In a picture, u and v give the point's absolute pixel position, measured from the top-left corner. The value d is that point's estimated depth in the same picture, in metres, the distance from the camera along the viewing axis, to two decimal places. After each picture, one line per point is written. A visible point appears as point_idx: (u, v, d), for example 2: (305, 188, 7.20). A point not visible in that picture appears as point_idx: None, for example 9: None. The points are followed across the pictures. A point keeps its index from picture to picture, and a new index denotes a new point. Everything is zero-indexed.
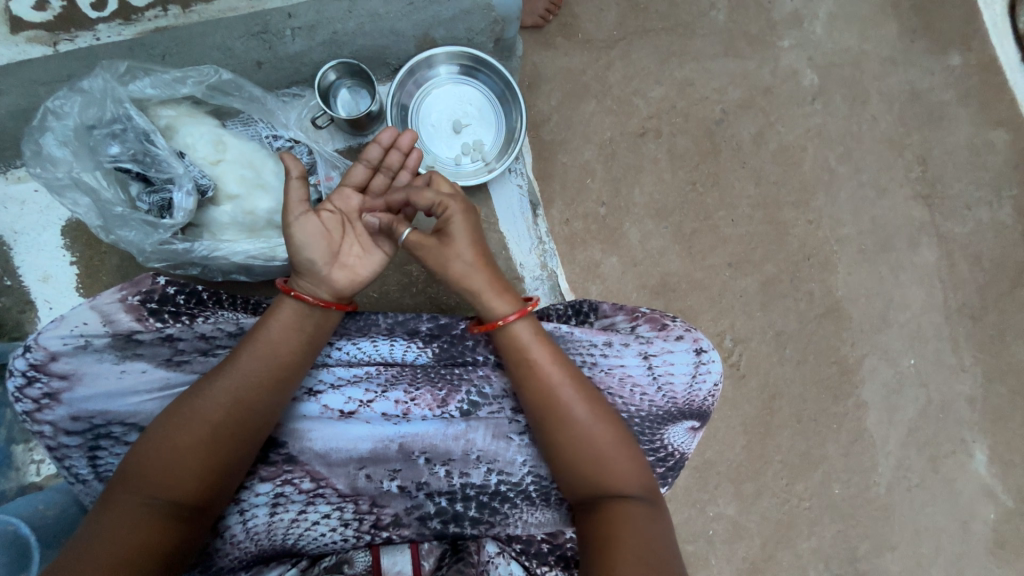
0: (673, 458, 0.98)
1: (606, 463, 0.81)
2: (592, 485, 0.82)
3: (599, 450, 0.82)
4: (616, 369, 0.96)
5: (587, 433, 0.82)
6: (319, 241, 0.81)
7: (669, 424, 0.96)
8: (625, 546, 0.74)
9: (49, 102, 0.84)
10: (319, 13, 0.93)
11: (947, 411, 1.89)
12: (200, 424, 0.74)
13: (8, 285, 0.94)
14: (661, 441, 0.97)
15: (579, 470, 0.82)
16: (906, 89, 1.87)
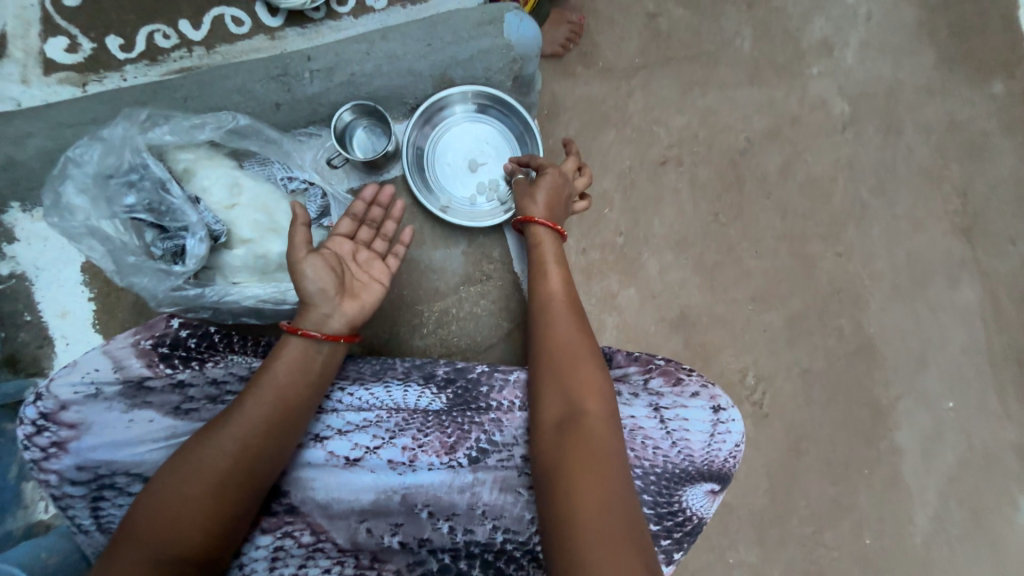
0: (689, 525, 0.88)
1: (579, 386, 0.82)
2: (567, 405, 0.81)
3: (581, 376, 0.83)
4: (627, 422, 0.91)
5: (573, 356, 0.86)
6: (326, 276, 0.83)
7: (685, 485, 0.88)
8: (587, 471, 0.72)
9: (71, 151, 0.85)
10: (337, 57, 0.96)
11: (991, 461, 1.76)
12: (204, 475, 0.71)
13: (27, 320, 0.95)
14: (676, 503, 0.89)
15: (556, 389, 0.83)
16: (944, 118, 1.79)
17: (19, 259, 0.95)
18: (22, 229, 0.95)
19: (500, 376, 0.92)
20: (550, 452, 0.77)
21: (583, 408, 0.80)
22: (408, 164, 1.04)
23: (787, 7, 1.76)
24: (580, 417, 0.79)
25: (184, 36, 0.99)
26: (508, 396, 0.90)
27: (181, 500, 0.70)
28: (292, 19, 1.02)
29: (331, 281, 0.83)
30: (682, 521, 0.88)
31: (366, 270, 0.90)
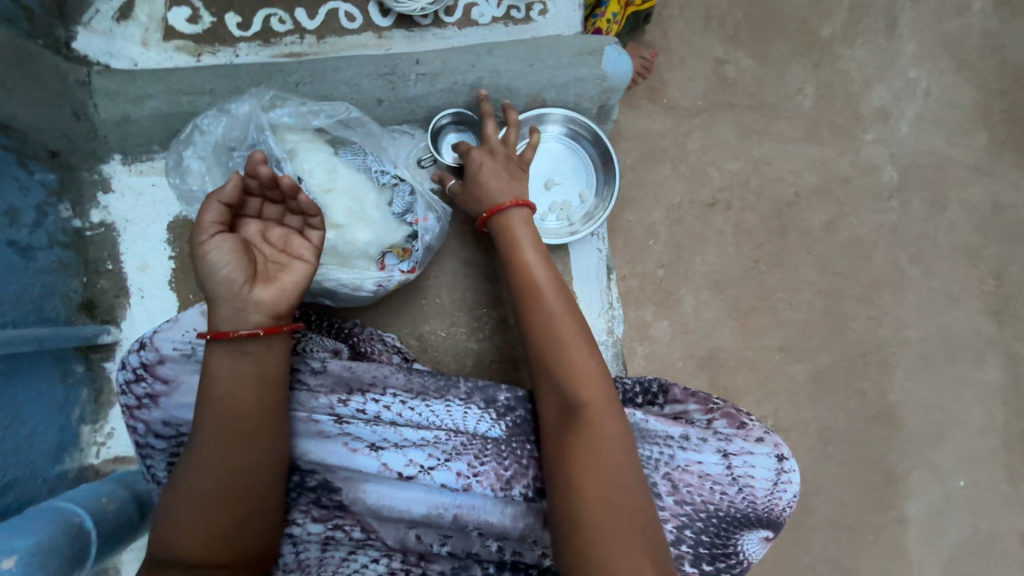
0: (744, 568, 0.89)
1: (577, 381, 0.81)
2: (566, 401, 0.80)
3: (580, 369, 0.82)
4: (694, 467, 0.91)
5: (573, 349, 0.84)
6: (235, 264, 0.77)
7: (746, 530, 0.89)
8: (587, 467, 0.73)
9: (200, 120, 0.93)
10: (444, 64, 1.01)
11: (995, 545, 1.75)
12: (220, 473, 0.74)
13: (110, 268, 1.02)
14: (734, 547, 0.89)
15: (556, 386, 0.82)
16: (989, 200, 1.82)
17: (111, 210, 1.03)
18: (118, 182, 1.03)
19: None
20: (554, 450, 0.78)
21: (581, 401, 0.79)
22: None
23: (851, 71, 1.79)
24: (581, 413, 0.78)
25: (299, 23, 1.05)
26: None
27: (203, 491, 0.73)
28: (401, 21, 1.08)
29: (242, 270, 0.78)
30: (737, 566, 0.89)
31: (282, 248, 0.83)
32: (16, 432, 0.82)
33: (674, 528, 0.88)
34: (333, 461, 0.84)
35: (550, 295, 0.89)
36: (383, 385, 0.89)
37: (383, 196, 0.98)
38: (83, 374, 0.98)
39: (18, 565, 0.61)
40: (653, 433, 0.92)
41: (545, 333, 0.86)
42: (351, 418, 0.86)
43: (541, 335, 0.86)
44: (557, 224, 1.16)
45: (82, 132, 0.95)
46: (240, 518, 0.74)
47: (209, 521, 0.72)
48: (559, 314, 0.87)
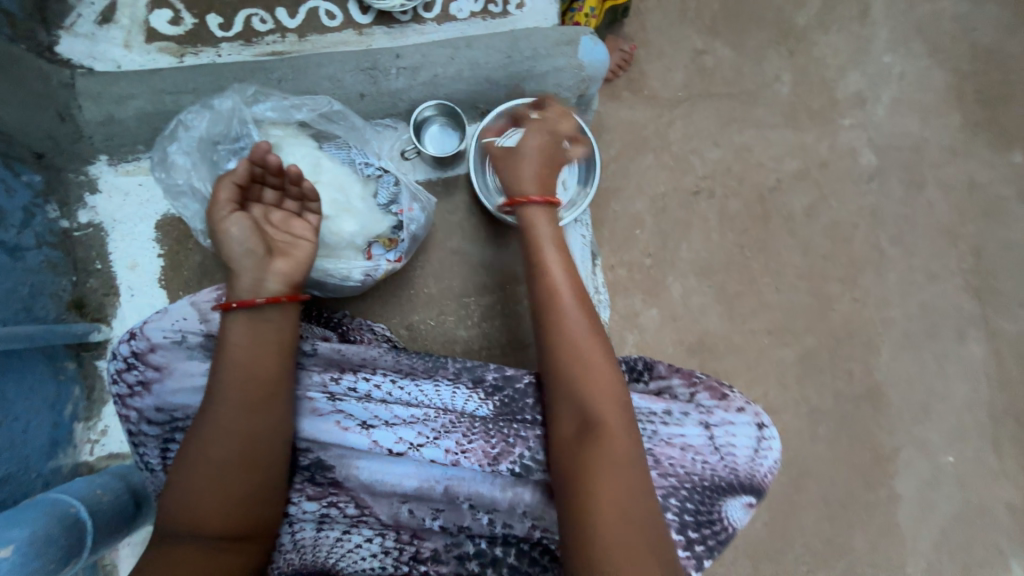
0: (728, 535, 0.92)
1: (597, 401, 0.84)
2: (583, 421, 0.83)
3: (602, 388, 0.84)
4: (678, 438, 0.96)
5: (594, 370, 0.86)
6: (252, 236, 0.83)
7: (728, 496, 0.93)
8: (602, 488, 0.76)
9: (184, 115, 0.95)
10: (424, 57, 1.05)
11: (985, 517, 1.79)
12: (234, 438, 0.76)
13: (99, 268, 1.03)
14: (718, 514, 0.92)
15: (575, 404, 0.84)
16: (965, 180, 1.87)
17: (99, 210, 1.04)
18: (105, 181, 1.04)
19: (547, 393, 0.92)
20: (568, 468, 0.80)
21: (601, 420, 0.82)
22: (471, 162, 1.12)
23: (826, 58, 1.83)
24: (598, 434, 0.81)
25: (280, 22, 1.07)
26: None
27: (219, 457, 0.76)
28: (382, 18, 1.10)
29: (257, 242, 0.83)
30: (722, 532, 0.91)
31: (287, 229, 0.87)
32: (11, 426, 0.85)
33: (660, 497, 0.92)
34: (325, 438, 0.86)
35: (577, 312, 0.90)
36: (374, 366, 0.93)
37: (368, 188, 1.00)
38: (75, 371, 0.99)
39: (15, 554, 0.63)
40: (638, 409, 0.98)
41: (567, 350, 0.87)
42: (342, 395, 0.89)
43: (564, 354, 0.87)
44: None
45: (69, 133, 0.97)
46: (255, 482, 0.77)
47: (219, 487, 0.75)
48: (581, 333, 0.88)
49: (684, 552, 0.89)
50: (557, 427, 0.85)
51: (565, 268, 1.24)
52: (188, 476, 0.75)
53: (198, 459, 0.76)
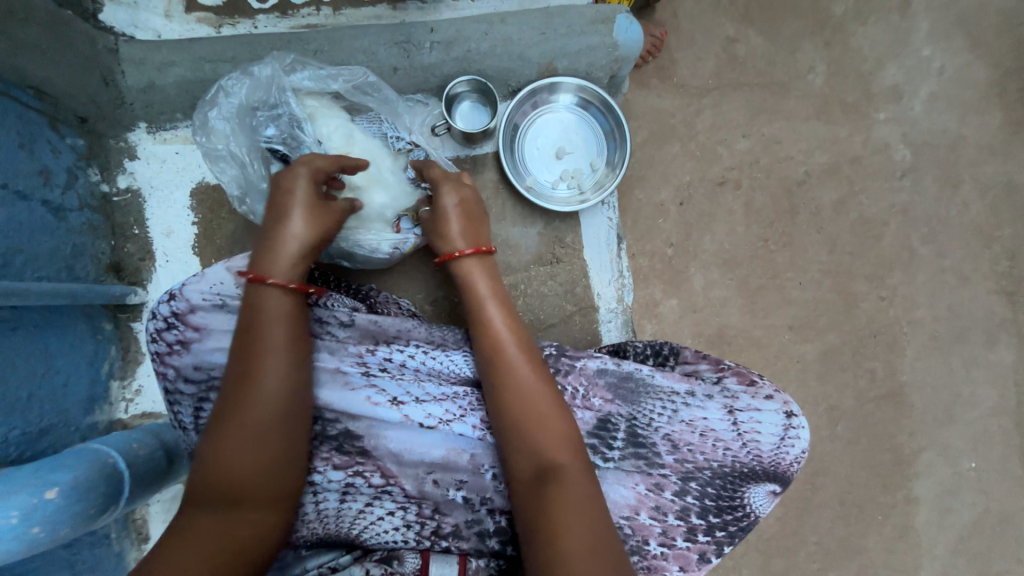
0: (750, 521, 0.92)
1: (551, 440, 0.81)
2: (538, 460, 0.81)
3: (549, 424, 0.82)
4: (700, 422, 0.93)
5: (538, 408, 0.83)
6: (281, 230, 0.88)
7: (750, 482, 0.92)
8: (572, 520, 0.74)
9: (224, 81, 0.97)
10: (458, 32, 1.05)
11: (1006, 526, 1.75)
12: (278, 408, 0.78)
13: (137, 233, 1.07)
14: (740, 499, 0.92)
15: (528, 445, 0.82)
16: (1003, 179, 1.80)
17: (137, 176, 1.08)
18: (143, 149, 1.08)
19: (567, 362, 0.95)
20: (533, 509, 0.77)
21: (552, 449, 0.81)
22: (501, 139, 1.13)
23: (863, 49, 1.78)
24: (557, 473, 0.79)
25: None
26: (572, 381, 0.94)
27: (265, 419, 0.77)
28: None
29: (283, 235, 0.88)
30: (743, 518, 0.92)
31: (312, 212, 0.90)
32: (52, 380, 0.88)
33: (680, 482, 0.91)
34: (355, 410, 0.87)
35: (514, 347, 0.88)
36: (407, 338, 0.96)
37: (398, 161, 1.04)
38: (112, 332, 1.03)
39: (60, 497, 0.67)
40: (659, 388, 0.94)
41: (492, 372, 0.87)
42: (375, 368, 0.91)
43: (512, 389, 0.85)
44: (566, 192, 1.19)
45: (111, 98, 1.00)
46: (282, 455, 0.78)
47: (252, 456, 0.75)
48: (521, 367, 0.86)
49: (703, 537, 0.90)
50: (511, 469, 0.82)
51: (588, 249, 1.23)
52: (226, 438, 0.75)
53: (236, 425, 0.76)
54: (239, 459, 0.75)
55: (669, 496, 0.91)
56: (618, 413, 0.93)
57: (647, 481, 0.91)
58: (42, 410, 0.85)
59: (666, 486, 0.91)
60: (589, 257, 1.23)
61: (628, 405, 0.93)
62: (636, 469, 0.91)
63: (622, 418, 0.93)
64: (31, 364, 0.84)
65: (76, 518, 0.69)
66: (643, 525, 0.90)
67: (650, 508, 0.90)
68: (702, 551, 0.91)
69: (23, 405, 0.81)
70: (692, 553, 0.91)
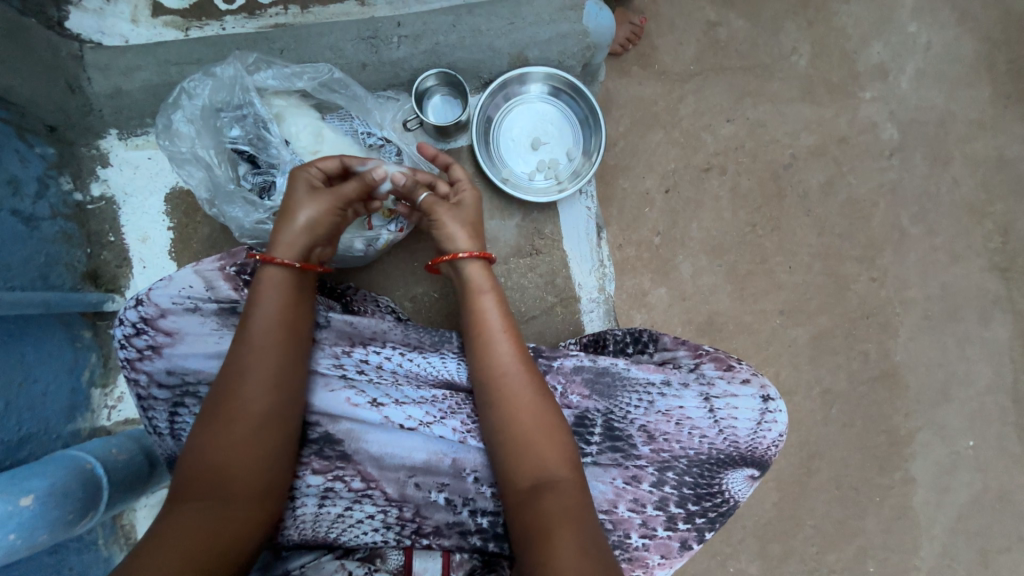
0: (729, 505, 0.92)
1: (540, 445, 0.82)
2: (533, 467, 0.81)
3: (533, 426, 0.83)
4: (675, 411, 0.93)
5: (523, 410, 0.84)
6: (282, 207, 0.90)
7: (729, 468, 0.92)
8: (564, 524, 0.75)
9: (186, 83, 0.98)
10: (424, 25, 1.04)
11: (1005, 503, 1.74)
12: (269, 410, 0.78)
13: (112, 240, 1.08)
14: (718, 485, 0.92)
15: (514, 451, 0.82)
16: (992, 154, 1.78)
17: (110, 183, 1.08)
18: (115, 156, 1.08)
19: (545, 362, 0.94)
20: (525, 519, 0.78)
21: (540, 453, 0.82)
22: (475, 132, 1.12)
23: (847, 28, 1.75)
24: (551, 483, 0.80)
25: None
26: (552, 380, 0.94)
27: (257, 421, 0.77)
28: None
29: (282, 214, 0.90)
30: (722, 504, 0.92)
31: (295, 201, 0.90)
32: (30, 389, 0.89)
33: (657, 473, 0.91)
34: (336, 411, 0.87)
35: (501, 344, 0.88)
36: (383, 339, 0.96)
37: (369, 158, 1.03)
38: (91, 340, 1.03)
39: (36, 504, 0.68)
40: (634, 380, 0.93)
41: (482, 372, 0.87)
42: (355, 371, 0.91)
43: (501, 389, 0.85)
44: (544, 182, 1.19)
45: (78, 106, 1.00)
46: (282, 447, 0.80)
47: (249, 447, 0.76)
48: (509, 364, 0.86)
49: (683, 525, 0.90)
50: (506, 473, 0.82)
51: (567, 240, 1.23)
52: (214, 446, 0.76)
53: (232, 414, 0.77)
54: (235, 448, 0.76)
55: (647, 487, 0.91)
56: (595, 409, 0.93)
57: (624, 475, 0.91)
58: (22, 419, 0.85)
59: (644, 478, 0.91)
60: (569, 248, 1.22)
61: (604, 400, 0.93)
62: (613, 461, 0.91)
63: (599, 413, 0.92)
64: (8, 374, 0.85)
65: (57, 524, 0.70)
66: (623, 518, 0.90)
67: (629, 501, 0.90)
68: (683, 539, 0.91)
69: (2, 414, 0.82)
70: (673, 542, 0.91)
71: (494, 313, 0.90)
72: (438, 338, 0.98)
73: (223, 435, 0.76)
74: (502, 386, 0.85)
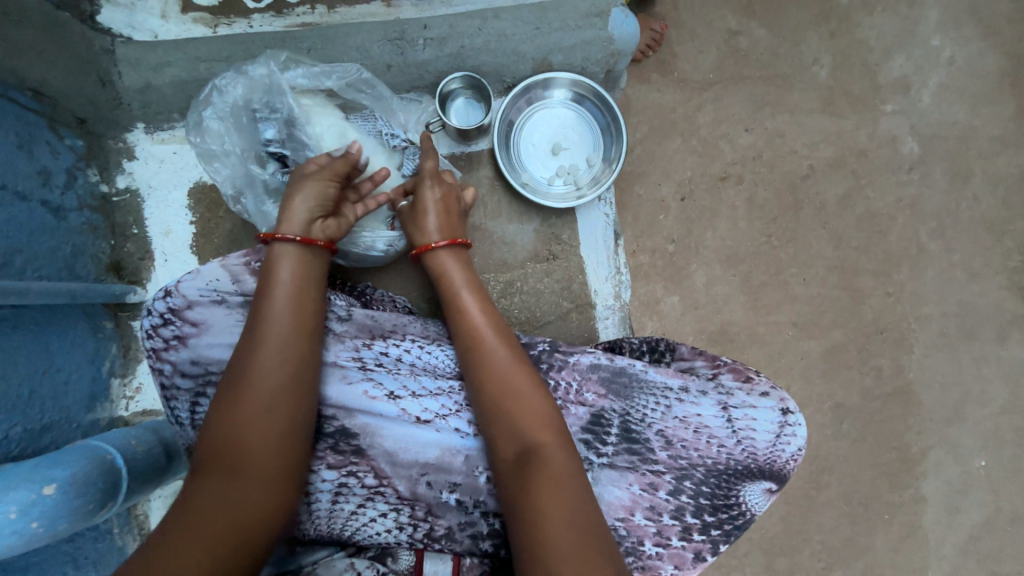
0: (745, 518, 0.91)
1: (522, 415, 0.82)
2: (518, 439, 0.81)
3: (509, 398, 0.83)
4: (693, 419, 0.92)
5: (497, 381, 0.84)
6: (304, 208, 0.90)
7: (746, 480, 0.91)
8: (551, 491, 0.75)
9: (218, 80, 0.98)
10: (451, 28, 1.04)
11: (1017, 526, 1.71)
12: (281, 381, 0.78)
13: (136, 233, 1.09)
14: (734, 497, 0.91)
15: (496, 426, 0.83)
16: (1014, 172, 1.76)
17: (135, 176, 1.10)
18: (142, 150, 1.10)
19: (560, 357, 0.94)
20: (513, 495, 0.78)
21: (522, 421, 0.81)
22: (497, 135, 1.12)
23: (870, 40, 1.74)
24: (536, 451, 0.79)
25: None
26: (567, 377, 0.94)
27: (270, 397, 0.77)
28: None
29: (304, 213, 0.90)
30: (738, 516, 0.91)
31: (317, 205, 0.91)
32: (53, 379, 0.90)
33: (674, 481, 0.90)
34: (352, 404, 0.88)
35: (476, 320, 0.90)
36: (403, 332, 0.96)
37: (394, 160, 1.05)
38: (112, 331, 1.04)
39: (58, 493, 0.68)
40: (652, 384, 0.93)
41: (465, 349, 0.89)
42: (373, 363, 0.91)
43: (482, 363, 0.86)
44: (563, 188, 1.19)
45: (108, 100, 1.02)
46: (296, 423, 0.79)
47: (262, 420, 0.76)
48: (488, 338, 0.88)
49: (698, 536, 0.90)
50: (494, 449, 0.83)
51: (585, 245, 1.22)
52: (229, 421, 0.76)
53: (246, 388, 0.77)
54: (248, 422, 0.76)
55: (663, 495, 0.90)
56: (614, 409, 0.92)
57: (641, 481, 0.90)
58: (44, 408, 0.86)
59: (660, 486, 0.90)
60: (585, 253, 1.23)
61: (622, 401, 0.92)
62: (630, 465, 0.91)
63: (617, 416, 0.92)
64: (32, 362, 0.86)
65: (76, 514, 0.70)
66: (638, 525, 0.90)
67: (645, 509, 0.90)
68: (697, 550, 0.91)
69: (26, 401, 0.83)
70: (687, 552, 0.91)
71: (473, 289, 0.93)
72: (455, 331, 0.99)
73: (237, 408, 0.76)
74: (484, 358, 0.86)
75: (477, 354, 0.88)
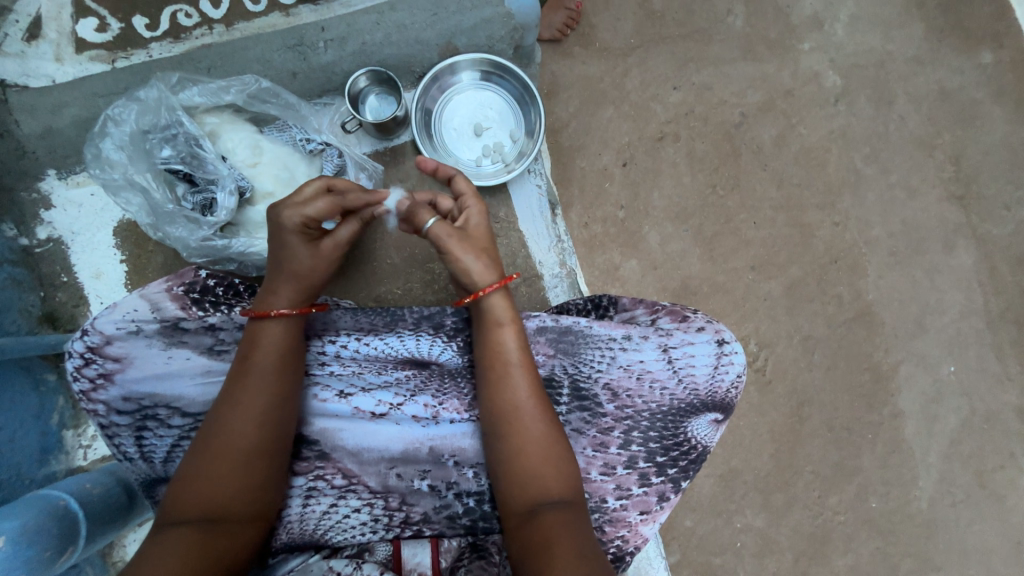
0: (697, 451, 0.96)
1: (544, 470, 0.83)
2: (534, 488, 0.83)
3: (541, 457, 0.83)
4: (635, 365, 0.96)
5: (532, 443, 0.84)
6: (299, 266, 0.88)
7: (692, 415, 0.95)
8: (568, 540, 0.76)
9: (110, 110, 1.01)
10: (349, 26, 1.07)
11: (993, 424, 1.77)
12: (240, 431, 0.79)
13: (66, 281, 1.12)
14: (683, 434, 0.96)
15: (519, 478, 0.83)
16: (934, 88, 1.80)
17: (56, 225, 1.12)
18: (57, 197, 1.12)
19: None
20: (524, 545, 0.78)
21: (539, 472, 0.83)
22: (415, 125, 1.15)
23: None
24: (553, 501, 0.82)
25: (204, 14, 1.07)
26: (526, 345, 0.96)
27: (223, 453, 0.78)
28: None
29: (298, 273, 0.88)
30: (690, 451, 0.96)
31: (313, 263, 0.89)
32: None
33: (623, 434, 0.95)
34: (308, 412, 0.91)
35: (512, 378, 0.86)
36: (335, 328, 0.94)
37: (312, 164, 1.09)
38: (55, 383, 1.08)
39: (9, 544, 0.72)
40: (596, 337, 0.96)
41: (493, 397, 0.87)
42: (318, 366, 0.93)
43: (505, 414, 0.86)
44: (493, 167, 1.22)
45: (11, 150, 1.03)
46: (253, 478, 0.79)
47: (218, 481, 0.77)
48: (515, 388, 0.86)
49: (656, 478, 0.95)
50: (508, 496, 0.84)
51: (523, 220, 1.50)
52: (187, 474, 0.77)
53: (206, 452, 0.78)
54: (207, 484, 0.77)
55: (615, 450, 0.95)
56: (560, 369, 0.96)
57: (592, 442, 0.95)
58: None
59: (612, 441, 0.95)
60: (524, 226, 1.51)
61: (569, 359, 0.96)
62: (582, 424, 0.95)
63: (565, 374, 0.96)
64: None
65: (32, 563, 0.74)
66: (597, 484, 0.95)
67: (600, 465, 0.95)
68: (659, 493, 0.95)
69: None
70: (651, 497, 0.95)
71: (513, 340, 0.88)
72: (389, 317, 0.94)
73: (198, 469, 0.77)
74: (511, 409, 0.85)
75: (504, 405, 0.86)
